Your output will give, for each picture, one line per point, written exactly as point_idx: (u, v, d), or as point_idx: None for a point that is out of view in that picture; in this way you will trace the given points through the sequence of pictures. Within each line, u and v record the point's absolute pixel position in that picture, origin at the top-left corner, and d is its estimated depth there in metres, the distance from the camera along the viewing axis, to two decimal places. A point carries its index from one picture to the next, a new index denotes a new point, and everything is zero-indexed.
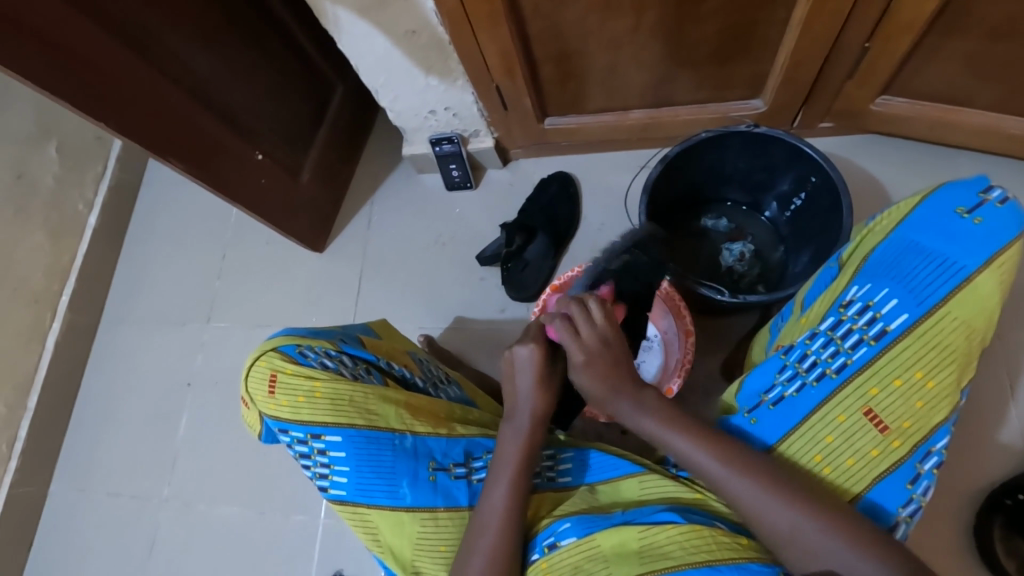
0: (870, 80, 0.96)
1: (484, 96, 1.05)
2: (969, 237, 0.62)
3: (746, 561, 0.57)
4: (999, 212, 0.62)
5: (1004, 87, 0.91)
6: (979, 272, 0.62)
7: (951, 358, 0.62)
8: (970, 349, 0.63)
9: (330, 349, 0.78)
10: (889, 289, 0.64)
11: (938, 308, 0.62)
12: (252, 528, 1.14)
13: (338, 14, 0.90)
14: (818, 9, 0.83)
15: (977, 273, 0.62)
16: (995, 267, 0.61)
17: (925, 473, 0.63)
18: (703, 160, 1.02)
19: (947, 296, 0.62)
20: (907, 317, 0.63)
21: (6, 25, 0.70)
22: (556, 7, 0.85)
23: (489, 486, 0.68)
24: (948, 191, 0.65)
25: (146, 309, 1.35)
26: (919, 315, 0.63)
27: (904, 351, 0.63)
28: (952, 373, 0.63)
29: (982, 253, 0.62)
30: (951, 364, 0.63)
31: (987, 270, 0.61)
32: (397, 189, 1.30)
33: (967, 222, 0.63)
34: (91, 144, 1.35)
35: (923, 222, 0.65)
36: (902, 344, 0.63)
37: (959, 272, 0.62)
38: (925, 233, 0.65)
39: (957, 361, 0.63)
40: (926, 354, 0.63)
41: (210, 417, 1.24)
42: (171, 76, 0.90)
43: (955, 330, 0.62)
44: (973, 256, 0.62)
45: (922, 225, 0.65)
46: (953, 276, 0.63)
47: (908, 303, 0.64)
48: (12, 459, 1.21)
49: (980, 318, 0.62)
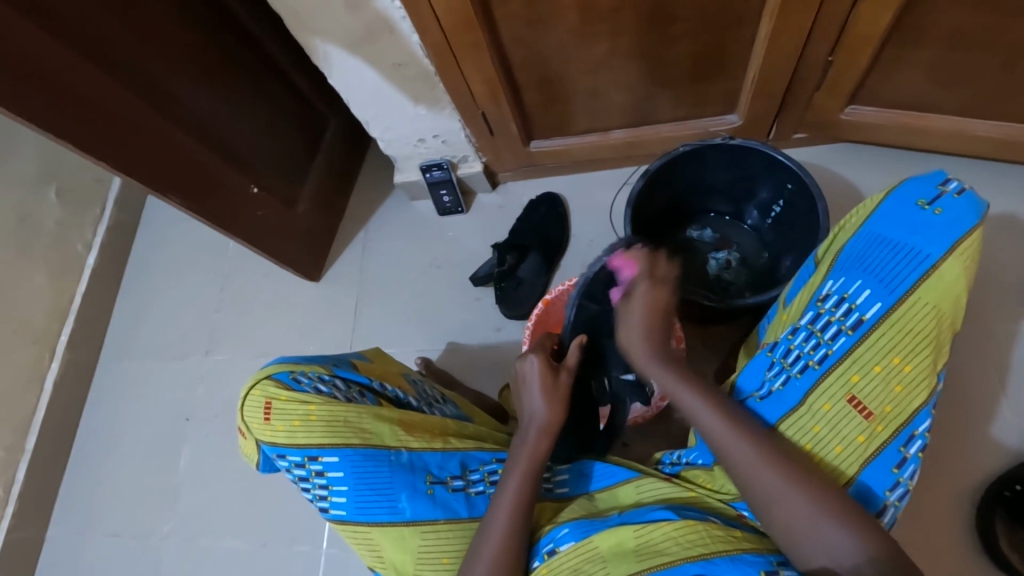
0: (837, 90, 1.00)
1: (470, 122, 1.10)
2: (932, 227, 0.66)
3: (740, 552, 0.58)
4: (957, 202, 0.67)
5: (963, 92, 0.96)
6: (944, 259, 0.65)
7: (925, 342, 0.64)
8: (943, 332, 0.65)
9: (323, 373, 0.79)
10: (862, 280, 0.68)
11: (909, 295, 0.65)
12: (254, 560, 1.13)
13: (329, 50, 0.95)
14: (781, 27, 0.88)
15: (942, 260, 0.65)
16: (959, 253, 0.64)
17: (911, 456, 0.65)
18: (683, 173, 1.06)
19: (917, 283, 0.65)
20: (881, 305, 0.66)
21: (13, 73, 0.74)
22: (534, 35, 0.90)
23: (497, 497, 0.69)
24: (908, 187, 0.70)
25: (145, 345, 1.36)
26: (892, 302, 0.65)
27: (881, 338, 0.65)
28: (927, 357, 0.64)
29: (945, 241, 0.65)
30: (926, 349, 0.64)
31: (954, 255, 0.64)
32: (391, 215, 1.33)
33: (928, 214, 0.67)
34: (90, 186, 1.39)
35: (887, 218, 0.69)
36: (878, 332, 0.65)
37: (926, 260, 0.65)
38: (891, 227, 0.69)
39: (932, 345, 0.64)
40: (901, 340, 0.65)
41: (210, 449, 1.24)
42: (169, 115, 0.94)
43: (927, 314, 0.64)
44: (936, 244, 0.65)
45: (888, 220, 0.69)
46: (921, 264, 0.66)
47: (881, 293, 0.66)
48: (10, 502, 1.20)
49: (952, 302, 0.65)
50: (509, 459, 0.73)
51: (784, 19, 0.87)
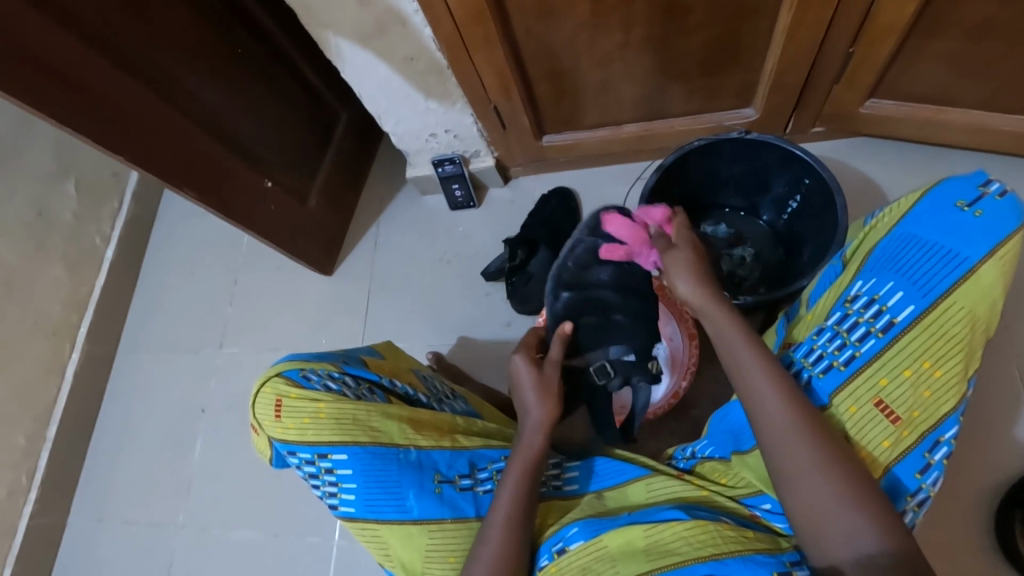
0: (857, 83, 0.98)
1: (482, 117, 1.09)
2: (970, 229, 0.65)
3: (752, 552, 0.58)
4: (999, 204, 0.65)
5: (987, 85, 0.93)
6: (982, 263, 0.63)
7: (957, 347, 0.63)
8: (976, 337, 0.64)
9: (332, 371, 0.79)
10: (894, 282, 0.66)
11: (943, 298, 0.64)
12: (267, 550, 1.14)
13: (341, 44, 0.95)
14: (800, 17, 0.86)
15: (981, 263, 0.63)
16: (998, 257, 0.62)
17: (935, 463, 0.63)
18: (698, 166, 1.04)
19: (952, 286, 0.63)
20: (914, 308, 0.65)
21: (31, 68, 0.75)
22: (546, 27, 0.89)
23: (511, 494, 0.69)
24: (948, 187, 0.68)
25: (160, 337, 1.38)
26: (925, 306, 0.64)
27: (912, 341, 0.64)
28: (959, 363, 0.63)
29: (984, 244, 0.63)
30: (958, 354, 0.63)
31: (992, 260, 0.63)
32: (402, 210, 1.33)
33: (967, 215, 0.65)
34: (107, 180, 1.41)
35: (923, 218, 0.68)
36: (909, 335, 0.64)
37: (963, 263, 0.64)
38: (928, 228, 0.67)
39: (964, 351, 0.63)
40: (933, 344, 0.63)
41: (224, 440, 1.25)
42: (182, 109, 0.95)
43: (960, 319, 0.63)
44: (976, 247, 0.64)
45: (924, 220, 0.68)
46: (957, 266, 0.64)
47: (913, 295, 0.65)
48: (32, 490, 1.23)
49: (986, 308, 0.63)
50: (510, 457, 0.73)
51: (803, 10, 0.85)
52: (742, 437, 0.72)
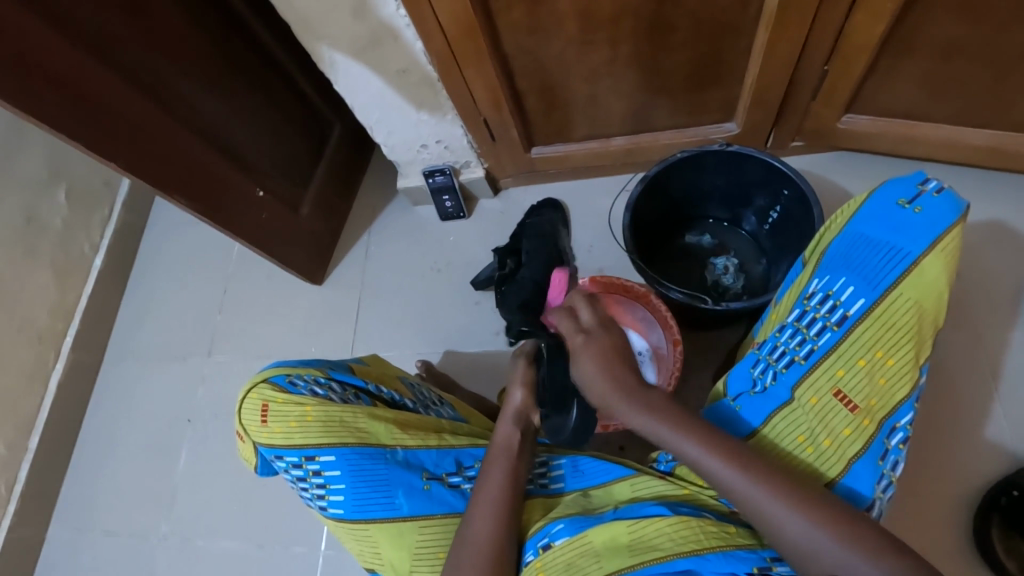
0: (833, 100, 1.02)
1: (473, 128, 1.12)
2: (912, 225, 0.68)
3: (733, 548, 0.59)
4: (937, 201, 0.68)
5: (958, 101, 0.97)
6: (924, 256, 0.66)
7: (907, 336, 0.65)
8: (924, 326, 0.66)
9: (319, 376, 0.80)
10: (845, 278, 0.69)
11: (890, 291, 0.66)
12: (252, 561, 1.13)
13: (334, 57, 0.97)
14: (778, 35, 0.90)
15: (923, 257, 0.66)
16: (938, 250, 0.66)
17: (893, 448, 0.65)
18: (681, 179, 1.07)
19: (898, 280, 0.66)
20: (864, 301, 0.67)
21: (28, 76, 0.76)
22: (535, 43, 0.93)
23: (499, 496, 0.69)
24: (889, 187, 0.71)
25: (148, 347, 1.37)
26: (875, 298, 0.67)
27: (865, 332, 0.66)
28: (910, 351, 0.65)
29: (924, 239, 0.66)
30: (909, 343, 0.65)
31: (933, 252, 0.66)
32: (394, 219, 1.35)
33: (908, 212, 0.68)
34: (99, 189, 1.41)
35: (870, 217, 0.71)
36: (861, 327, 0.66)
37: (907, 257, 0.67)
38: (874, 225, 0.70)
39: (914, 339, 0.65)
40: (884, 335, 0.66)
41: (209, 450, 1.24)
42: (178, 118, 0.96)
43: (908, 309, 0.65)
44: (917, 242, 0.67)
45: (871, 219, 0.70)
46: (902, 261, 0.67)
47: (864, 289, 0.68)
48: (11, 501, 1.21)
49: (931, 298, 0.66)
50: (488, 452, 0.76)
51: (780, 28, 0.88)
52: (737, 425, 0.72)
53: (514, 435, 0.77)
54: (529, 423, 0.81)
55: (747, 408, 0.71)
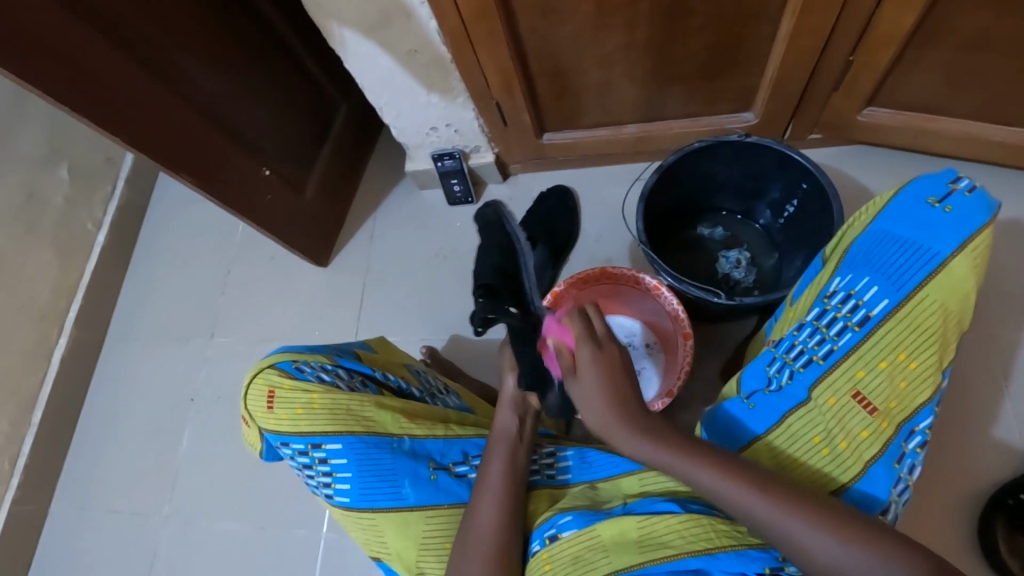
0: (855, 92, 0.99)
1: (483, 112, 1.09)
2: (940, 225, 0.66)
3: (745, 547, 0.58)
4: (968, 200, 0.66)
5: (983, 96, 0.95)
6: (952, 256, 0.65)
7: (931, 339, 0.64)
8: (948, 328, 0.65)
9: (326, 363, 0.80)
10: (869, 277, 0.67)
11: (916, 291, 0.65)
12: (253, 541, 1.13)
13: (343, 34, 0.94)
14: (801, 23, 0.87)
15: (951, 257, 0.64)
16: (968, 252, 0.64)
17: (910, 451, 0.65)
18: (696, 169, 1.05)
19: (924, 280, 0.65)
20: (888, 302, 0.66)
21: (28, 47, 0.73)
22: (550, 25, 0.90)
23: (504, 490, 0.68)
24: (918, 184, 0.69)
25: (150, 325, 1.36)
26: (899, 299, 0.65)
27: (888, 334, 0.65)
28: (933, 354, 0.64)
29: (954, 240, 0.65)
30: (932, 345, 0.64)
31: (962, 253, 0.64)
32: (400, 203, 1.33)
33: (938, 211, 0.66)
34: (101, 165, 1.39)
35: (897, 214, 0.68)
36: (884, 328, 0.65)
37: (935, 257, 0.65)
38: (900, 224, 0.68)
39: (938, 342, 0.64)
40: (907, 337, 0.64)
41: (211, 430, 1.24)
42: (181, 93, 0.94)
43: (933, 311, 0.64)
44: (945, 242, 0.65)
45: (898, 217, 0.68)
46: (929, 261, 0.65)
47: (887, 289, 0.66)
48: (14, 476, 1.22)
49: (958, 300, 0.65)
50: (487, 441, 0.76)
51: (805, 15, 0.85)
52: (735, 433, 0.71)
53: (514, 423, 0.77)
54: (529, 405, 0.81)
55: (760, 408, 0.69)
